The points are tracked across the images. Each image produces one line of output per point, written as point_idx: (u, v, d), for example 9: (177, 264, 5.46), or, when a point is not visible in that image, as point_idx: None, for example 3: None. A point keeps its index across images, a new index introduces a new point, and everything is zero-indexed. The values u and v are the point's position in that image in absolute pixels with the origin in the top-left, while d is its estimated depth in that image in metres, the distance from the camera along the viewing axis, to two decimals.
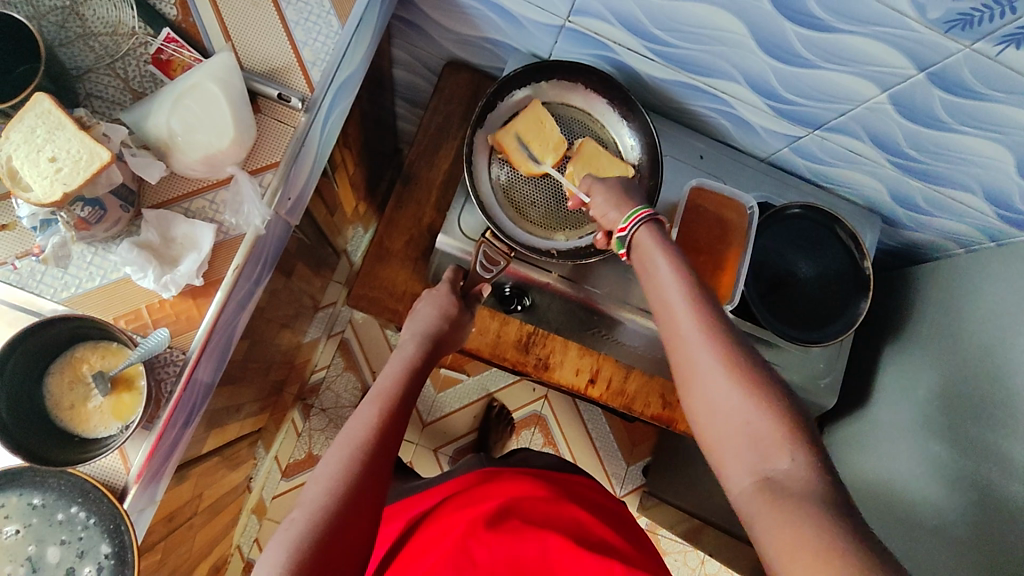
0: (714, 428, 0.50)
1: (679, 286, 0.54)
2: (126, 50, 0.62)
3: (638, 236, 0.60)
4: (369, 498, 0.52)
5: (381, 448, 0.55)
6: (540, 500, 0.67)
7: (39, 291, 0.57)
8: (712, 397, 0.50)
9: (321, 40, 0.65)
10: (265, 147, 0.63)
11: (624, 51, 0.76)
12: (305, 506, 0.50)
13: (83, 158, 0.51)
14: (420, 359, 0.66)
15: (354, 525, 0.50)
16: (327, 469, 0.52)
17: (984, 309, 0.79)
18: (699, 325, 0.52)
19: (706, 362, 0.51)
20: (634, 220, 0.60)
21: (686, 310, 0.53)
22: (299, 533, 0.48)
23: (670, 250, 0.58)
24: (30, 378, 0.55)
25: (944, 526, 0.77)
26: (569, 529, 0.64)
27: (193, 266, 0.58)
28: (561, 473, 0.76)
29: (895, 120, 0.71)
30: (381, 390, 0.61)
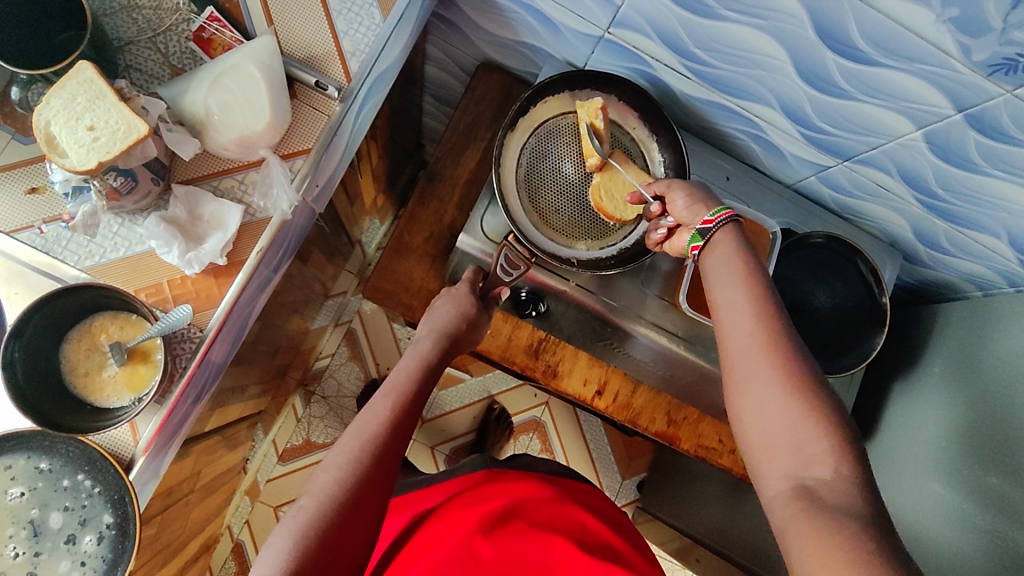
0: (755, 430, 0.49)
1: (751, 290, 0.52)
2: (169, 25, 0.62)
3: (718, 236, 0.57)
4: (377, 490, 0.52)
5: (393, 441, 0.55)
6: (545, 501, 0.67)
7: (63, 257, 0.57)
8: (760, 401, 0.49)
9: (362, 31, 0.65)
10: (298, 133, 0.63)
11: (660, 67, 0.76)
12: (314, 493, 0.50)
13: (121, 129, 0.51)
14: (435, 356, 0.66)
15: (360, 517, 0.50)
16: (338, 459, 0.52)
17: (998, 353, 0.78)
18: (761, 329, 0.50)
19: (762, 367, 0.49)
20: (719, 217, 0.57)
21: (761, 323, 0.51)
22: (307, 520, 0.48)
23: (746, 258, 0.55)
24: (48, 344, 0.55)
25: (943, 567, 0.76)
26: (572, 533, 0.63)
27: (217, 246, 0.58)
28: (566, 479, 0.76)
29: (927, 157, 0.70)
30: (395, 384, 0.61)
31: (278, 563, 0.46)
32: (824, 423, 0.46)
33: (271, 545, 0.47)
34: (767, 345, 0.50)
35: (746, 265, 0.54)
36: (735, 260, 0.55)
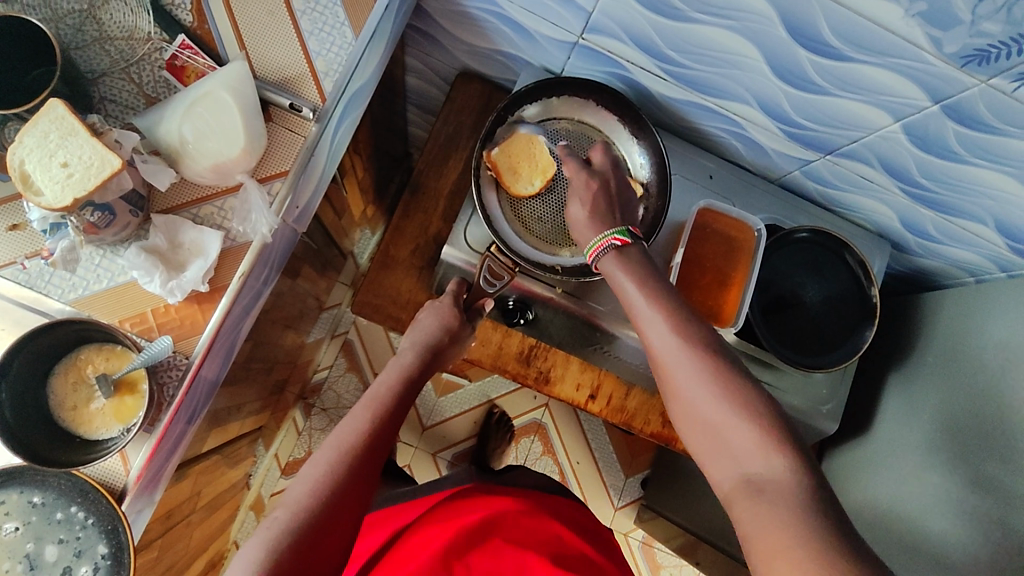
0: (694, 432, 0.53)
1: (646, 301, 0.57)
2: (141, 55, 0.62)
3: (605, 263, 0.62)
4: (353, 501, 0.52)
5: (369, 452, 0.55)
6: (522, 517, 0.68)
7: (47, 291, 0.58)
8: (692, 408, 0.53)
9: (334, 51, 0.66)
10: (275, 156, 0.64)
11: (636, 70, 0.76)
12: (287, 506, 0.50)
13: (94, 163, 0.52)
14: (416, 368, 0.66)
15: (335, 528, 0.50)
16: (315, 470, 0.53)
17: (988, 340, 0.79)
18: (668, 336, 0.55)
19: (681, 375, 0.54)
20: (596, 249, 0.62)
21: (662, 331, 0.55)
22: (280, 533, 0.48)
23: (634, 270, 0.60)
24: (33, 379, 0.55)
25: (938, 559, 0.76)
26: (550, 548, 0.65)
27: (199, 273, 0.58)
28: (547, 495, 0.76)
29: (907, 149, 0.70)
30: (375, 397, 0.62)
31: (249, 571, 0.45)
32: (746, 405, 0.50)
33: (241, 556, 0.47)
34: (675, 349, 0.54)
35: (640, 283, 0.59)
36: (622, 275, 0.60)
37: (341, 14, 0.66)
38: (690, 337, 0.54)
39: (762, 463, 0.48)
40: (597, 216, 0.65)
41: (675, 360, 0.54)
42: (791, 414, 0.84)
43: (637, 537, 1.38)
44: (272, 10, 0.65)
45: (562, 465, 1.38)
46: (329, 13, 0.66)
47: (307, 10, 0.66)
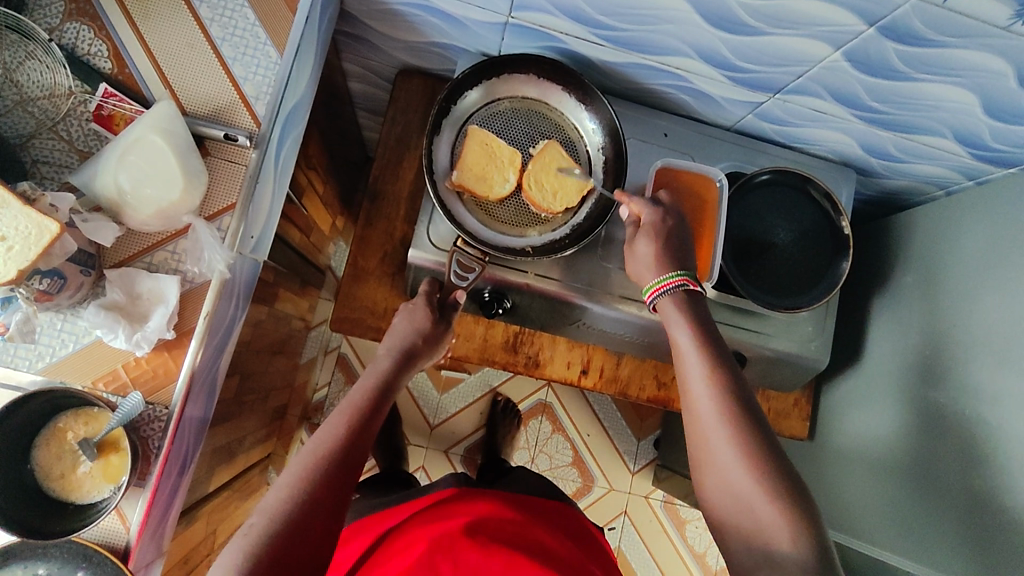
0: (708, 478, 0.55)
1: (698, 358, 0.59)
2: (66, 111, 0.60)
3: (664, 308, 0.64)
4: (327, 507, 0.52)
5: (344, 458, 0.55)
6: (509, 521, 0.67)
7: (15, 364, 0.57)
8: (716, 472, 0.55)
9: (261, 73, 0.64)
10: (219, 189, 0.63)
11: (571, 39, 0.74)
12: (264, 512, 0.50)
13: (32, 232, 0.50)
14: (393, 374, 0.66)
15: (310, 534, 0.50)
16: (289, 476, 0.53)
17: (963, 253, 0.79)
18: (709, 398, 0.57)
19: (714, 438, 0.55)
20: (656, 290, 0.64)
21: (705, 392, 0.57)
22: (257, 543, 0.48)
23: (692, 319, 0.62)
24: (15, 456, 0.55)
25: (936, 474, 0.77)
26: (540, 546, 0.64)
27: (162, 320, 0.58)
28: (535, 503, 0.76)
29: (854, 75, 0.69)
30: (351, 403, 0.61)
31: None
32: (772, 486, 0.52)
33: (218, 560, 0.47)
34: (714, 413, 0.56)
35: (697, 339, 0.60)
36: (681, 321, 0.62)
37: (261, 33, 0.65)
38: (731, 398, 0.56)
39: (788, 547, 0.49)
40: (655, 252, 0.65)
41: (713, 419, 0.55)
42: (782, 358, 0.84)
43: (658, 498, 1.40)
44: (191, 42, 0.64)
45: (573, 440, 1.39)
46: (248, 35, 0.64)
47: (226, 36, 0.64)
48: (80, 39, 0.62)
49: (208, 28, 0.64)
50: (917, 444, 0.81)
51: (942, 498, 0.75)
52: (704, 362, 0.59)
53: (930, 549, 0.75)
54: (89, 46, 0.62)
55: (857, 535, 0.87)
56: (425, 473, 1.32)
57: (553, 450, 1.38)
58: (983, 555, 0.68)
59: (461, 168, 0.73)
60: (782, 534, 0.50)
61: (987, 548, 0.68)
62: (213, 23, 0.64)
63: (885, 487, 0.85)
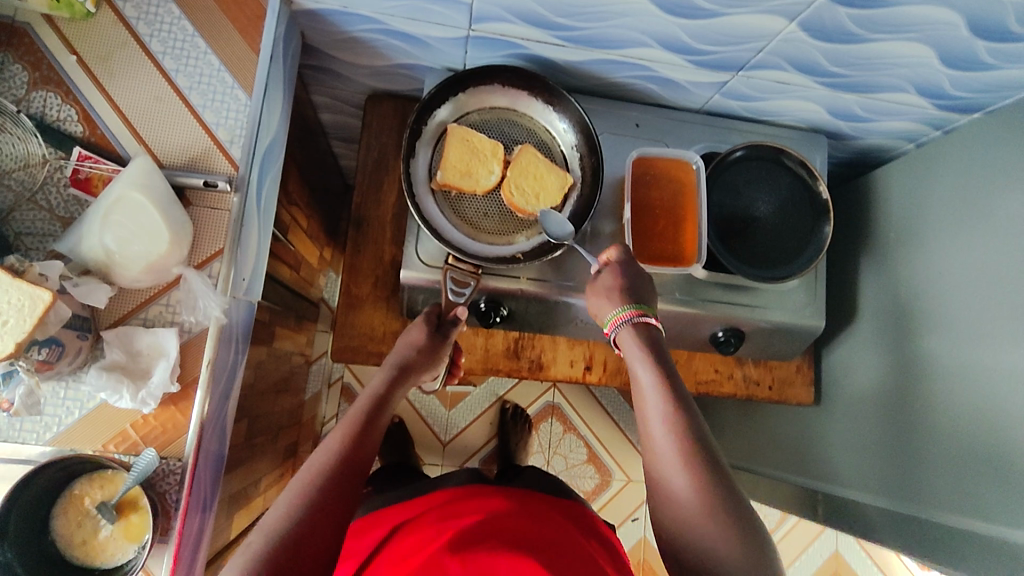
0: (660, 492, 0.55)
1: (657, 390, 0.59)
2: (44, 179, 0.61)
3: (623, 337, 0.64)
4: (326, 525, 0.51)
5: (341, 480, 0.55)
6: (514, 518, 0.66)
7: (23, 439, 0.57)
8: (674, 507, 0.54)
9: (233, 117, 0.65)
10: (206, 237, 0.63)
11: (533, 44, 0.74)
12: (263, 531, 0.49)
13: (25, 303, 0.50)
14: (386, 388, 0.64)
15: (312, 548, 0.50)
16: (288, 495, 0.52)
17: (945, 203, 0.80)
18: (668, 437, 0.56)
19: (671, 474, 0.55)
20: (615, 322, 0.64)
21: (663, 424, 0.57)
22: (257, 560, 0.47)
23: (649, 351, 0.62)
24: (34, 529, 0.55)
25: (936, 419, 0.78)
26: (547, 540, 0.63)
27: (165, 374, 0.58)
28: (538, 496, 0.76)
29: (812, 44, 0.71)
30: (347, 418, 0.61)
31: None
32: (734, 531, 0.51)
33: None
34: (673, 451, 0.56)
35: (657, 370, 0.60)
36: (638, 352, 0.62)
37: (228, 78, 0.65)
38: (688, 436, 0.56)
39: None
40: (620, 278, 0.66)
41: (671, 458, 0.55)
42: (780, 328, 0.85)
43: None
44: (160, 95, 0.64)
45: (586, 438, 1.40)
46: (215, 81, 0.65)
47: (193, 85, 0.65)
48: (48, 106, 0.62)
49: (174, 79, 0.64)
50: (914, 395, 0.82)
51: (942, 442, 0.76)
52: (664, 399, 0.58)
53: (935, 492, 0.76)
54: (58, 112, 0.62)
55: (861, 489, 0.88)
56: None
57: (567, 450, 1.38)
58: (985, 491, 0.69)
59: (444, 167, 0.73)
60: None
61: (990, 485, 0.68)
62: (179, 73, 0.65)
63: (886, 439, 0.85)
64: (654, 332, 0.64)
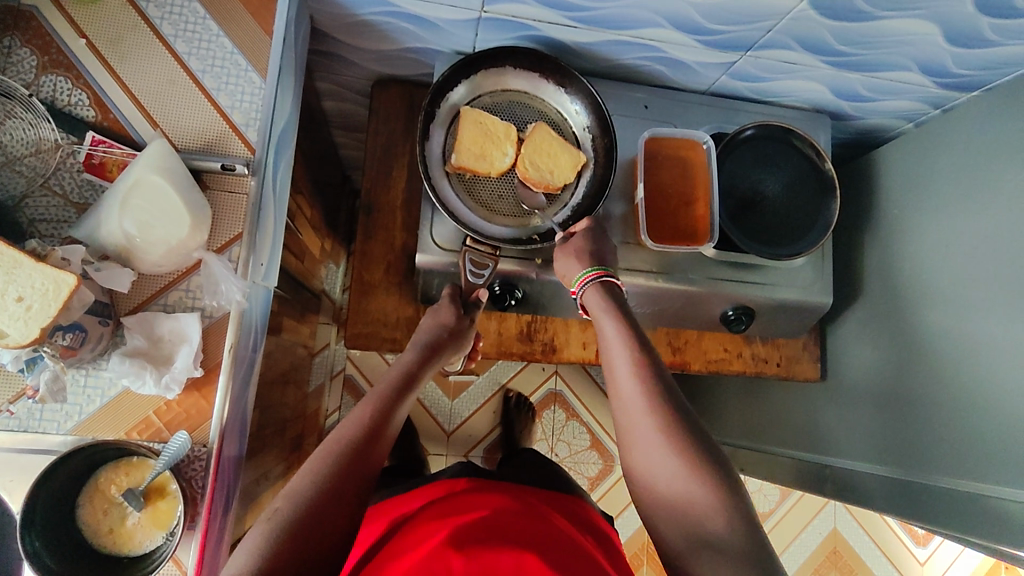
0: (630, 443, 0.57)
1: (620, 343, 0.61)
2: (56, 164, 0.59)
3: (587, 297, 0.67)
4: (350, 492, 0.52)
5: (365, 454, 0.54)
6: (520, 515, 0.62)
7: (44, 428, 0.56)
8: (645, 456, 0.55)
9: (247, 100, 0.64)
10: (225, 221, 0.62)
11: (544, 26, 0.74)
12: (289, 495, 0.50)
13: (49, 288, 0.50)
14: (416, 366, 0.65)
15: (335, 518, 0.50)
16: (314, 461, 0.52)
17: (947, 178, 0.82)
18: (633, 386, 0.58)
19: (638, 424, 0.57)
20: (582, 282, 0.67)
21: (627, 376, 0.59)
22: (282, 523, 0.47)
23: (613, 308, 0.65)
24: (61, 518, 0.54)
25: (942, 390, 0.79)
26: (555, 539, 0.58)
27: (188, 359, 0.57)
28: (537, 494, 0.73)
29: (820, 22, 0.71)
30: (374, 393, 0.61)
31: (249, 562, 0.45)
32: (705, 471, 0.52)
33: (242, 542, 0.47)
34: (638, 400, 0.58)
35: (620, 326, 0.63)
36: (602, 313, 0.65)
37: (241, 60, 0.64)
38: (652, 386, 0.58)
39: (722, 533, 0.50)
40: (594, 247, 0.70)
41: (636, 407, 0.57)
42: (789, 306, 0.86)
43: None
44: (173, 79, 0.63)
45: (589, 424, 1.40)
46: (229, 63, 0.64)
47: (207, 68, 0.64)
48: (58, 90, 0.61)
49: (187, 62, 0.64)
50: (917, 368, 0.83)
51: (947, 411, 0.78)
52: (628, 352, 0.61)
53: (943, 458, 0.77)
54: (68, 97, 0.61)
55: (871, 462, 0.89)
56: None
57: (571, 436, 1.39)
58: (996, 456, 0.70)
59: (459, 150, 0.73)
60: (718, 520, 0.50)
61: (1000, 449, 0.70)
62: (191, 56, 0.64)
63: (893, 412, 0.87)
64: (615, 292, 0.67)
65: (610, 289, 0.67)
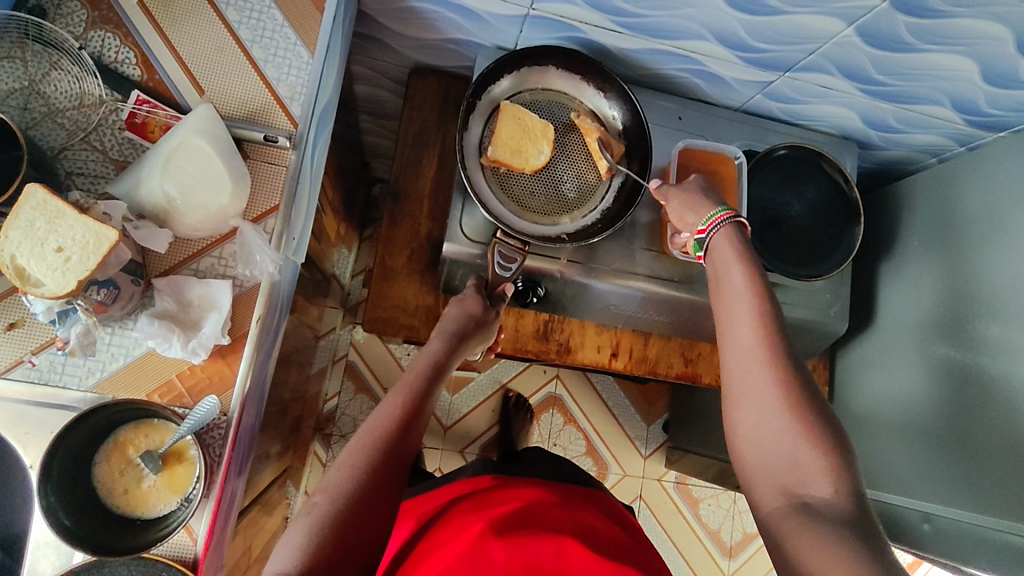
0: (738, 397, 0.55)
1: (750, 296, 0.56)
2: (98, 120, 0.59)
3: (714, 240, 0.61)
4: (386, 485, 0.52)
5: (399, 445, 0.55)
6: (556, 507, 0.64)
7: (65, 383, 0.55)
8: (755, 417, 0.53)
9: (294, 74, 0.64)
10: (262, 192, 0.62)
11: (590, 29, 0.75)
12: (327, 492, 0.50)
13: (90, 241, 0.49)
14: (443, 355, 0.65)
15: (374, 513, 0.50)
16: (349, 454, 0.53)
17: (969, 216, 0.83)
18: (757, 348, 0.54)
19: (757, 386, 0.53)
20: (713, 223, 0.61)
21: (753, 333, 0.55)
22: (322, 519, 0.48)
23: (744, 257, 0.59)
24: (77, 474, 0.53)
25: (955, 422, 0.80)
26: (582, 531, 0.60)
27: (217, 326, 0.57)
28: (573, 488, 0.75)
29: (863, 50, 0.72)
30: (404, 382, 0.60)
31: (292, 559, 0.46)
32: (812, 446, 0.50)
33: (286, 537, 0.47)
34: (759, 361, 0.54)
35: (751, 278, 0.57)
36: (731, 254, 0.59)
37: (291, 34, 0.64)
38: (777, 350, 0.53)
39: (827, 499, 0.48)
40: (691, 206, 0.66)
41: (758, 367, 0.53)
42: (805, 327, 0.87)
43: (671, 479, 1.42)
44: (221, 46, 0.63)
45: (586, 430, 1.41)
46: (278, 36, 0.64)
47: (256, 38, 0.64)
48: (105, 46, 0.61)
49: (237, 31, 0.63)
50: (930, 398, 0.84)
51: (960, 443, 0.78)
52: (756, 307, 0.56)
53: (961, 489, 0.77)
54: (116, 54, 0.61)
55: (876, 488, 0.90)
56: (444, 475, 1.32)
57: (567, 441, 1.39)
58: (1013, 493, 0.70)
59: (496, 143, 0.73)
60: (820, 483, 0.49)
61: (1012, 485, 0.71)
62: (241, 25, 0.63)
63: (903, 442, 0.87)
64: (746, 238, 0.62)
65: (739, 234, 0.62)
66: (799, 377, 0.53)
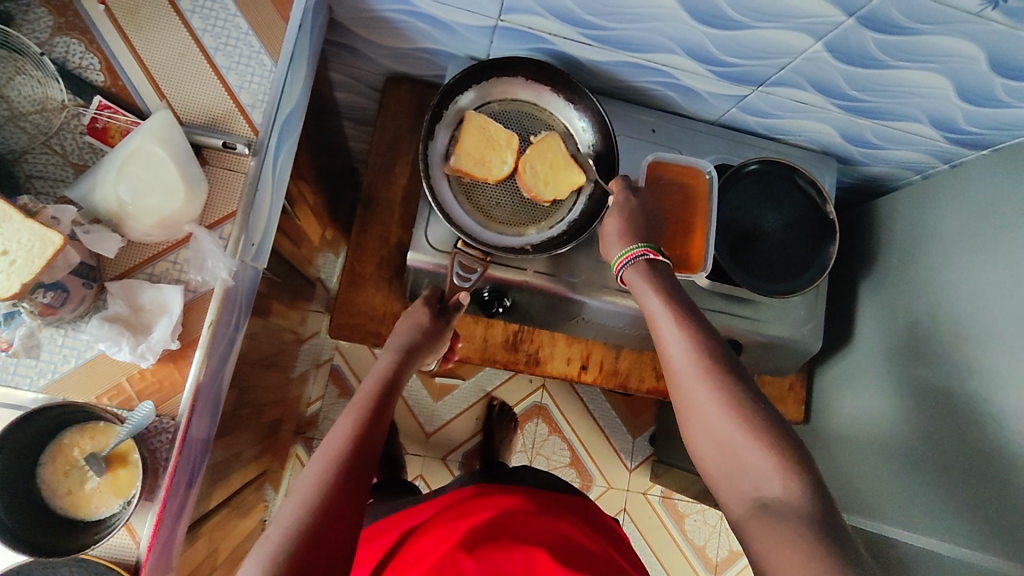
0: (696, 433, 0.54)
1: (675, 323, 0.58)
2: (59, 125, 0.60)
3: (629, 276, 0.65)
4: (346, 503, 0.51)
5: (357, 463, 0.53)
6: (529, 515, 0.64)
7: (15, 383, 0.56)
8: (716, 441, 0.53)
9: (256, 82, 0.65)
10: (219, 198, 0.63)
11: (559, 41, 0.75)
12: (281, 521, 0.48)
13: (35, 245, 0.50)
14: (394, 371, 0.65)
15: (336, 531, 0.49)
16: (304, 481, 0.51)
17: (949, 234, 0.81)
18: (694, 371, 0.55)
19: (708, 410, 0.53)
20: (624, 260, 0.65)
21: (685, 358, 0.56)
22: (279, 545, 0.46)
23: (658, 283, 0.62)
24: (21, 474, 0.54)
25: (930, 445, 0.78)
26: (551, 541, 0.60)
27: (166, 331, 0.58)
28: (553, 493, 0.75)
29: (834, 65, 0.72)
30: (356, 403, 0.60)
31: None
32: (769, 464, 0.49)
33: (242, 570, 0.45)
34: (699, 383, 0.54)
35: (671, 307, 0.59)
36: (662, 309, 0.59)
37: (254, 42, 0.65)
38: (712, 364, 0.54)
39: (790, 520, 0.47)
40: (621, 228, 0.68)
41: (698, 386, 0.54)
42: (778, 343, 0.86)
43: (656, 493, 1.41)
44: (185, 53, 0.64)
45: (570, 440, 1.40)
46: (241, 43, 0.65)
47: (220, 46, 0.64)
48: (70, 52, 0.61)
49: (201, 39, 0.64)
50: (906, 419, 0.82)
51: (935, 468, 0.77)
52: (682, 331, 0.57)
53: (934, 513, 0.76)
54: (80, 59, 0.62)
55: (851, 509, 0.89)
56: (425, 482, 1.32)
57: (550, 451, 1.38)
58: (983, 521, 0.69)
59: (460, 153, 0.73)
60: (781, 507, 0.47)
61: (984, 512, 0.69)
62: (206, 33, 0.64)
63: (879, 464, 0.86)
64: (658, 265, 0.65)
65: (652, 265, 0.65)
66: (755, 398, 0.53)
